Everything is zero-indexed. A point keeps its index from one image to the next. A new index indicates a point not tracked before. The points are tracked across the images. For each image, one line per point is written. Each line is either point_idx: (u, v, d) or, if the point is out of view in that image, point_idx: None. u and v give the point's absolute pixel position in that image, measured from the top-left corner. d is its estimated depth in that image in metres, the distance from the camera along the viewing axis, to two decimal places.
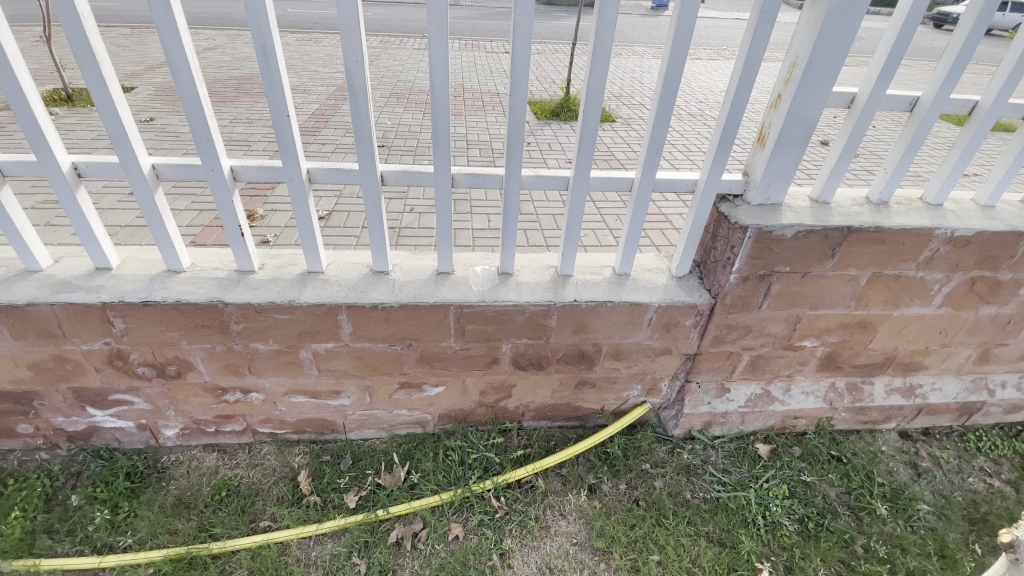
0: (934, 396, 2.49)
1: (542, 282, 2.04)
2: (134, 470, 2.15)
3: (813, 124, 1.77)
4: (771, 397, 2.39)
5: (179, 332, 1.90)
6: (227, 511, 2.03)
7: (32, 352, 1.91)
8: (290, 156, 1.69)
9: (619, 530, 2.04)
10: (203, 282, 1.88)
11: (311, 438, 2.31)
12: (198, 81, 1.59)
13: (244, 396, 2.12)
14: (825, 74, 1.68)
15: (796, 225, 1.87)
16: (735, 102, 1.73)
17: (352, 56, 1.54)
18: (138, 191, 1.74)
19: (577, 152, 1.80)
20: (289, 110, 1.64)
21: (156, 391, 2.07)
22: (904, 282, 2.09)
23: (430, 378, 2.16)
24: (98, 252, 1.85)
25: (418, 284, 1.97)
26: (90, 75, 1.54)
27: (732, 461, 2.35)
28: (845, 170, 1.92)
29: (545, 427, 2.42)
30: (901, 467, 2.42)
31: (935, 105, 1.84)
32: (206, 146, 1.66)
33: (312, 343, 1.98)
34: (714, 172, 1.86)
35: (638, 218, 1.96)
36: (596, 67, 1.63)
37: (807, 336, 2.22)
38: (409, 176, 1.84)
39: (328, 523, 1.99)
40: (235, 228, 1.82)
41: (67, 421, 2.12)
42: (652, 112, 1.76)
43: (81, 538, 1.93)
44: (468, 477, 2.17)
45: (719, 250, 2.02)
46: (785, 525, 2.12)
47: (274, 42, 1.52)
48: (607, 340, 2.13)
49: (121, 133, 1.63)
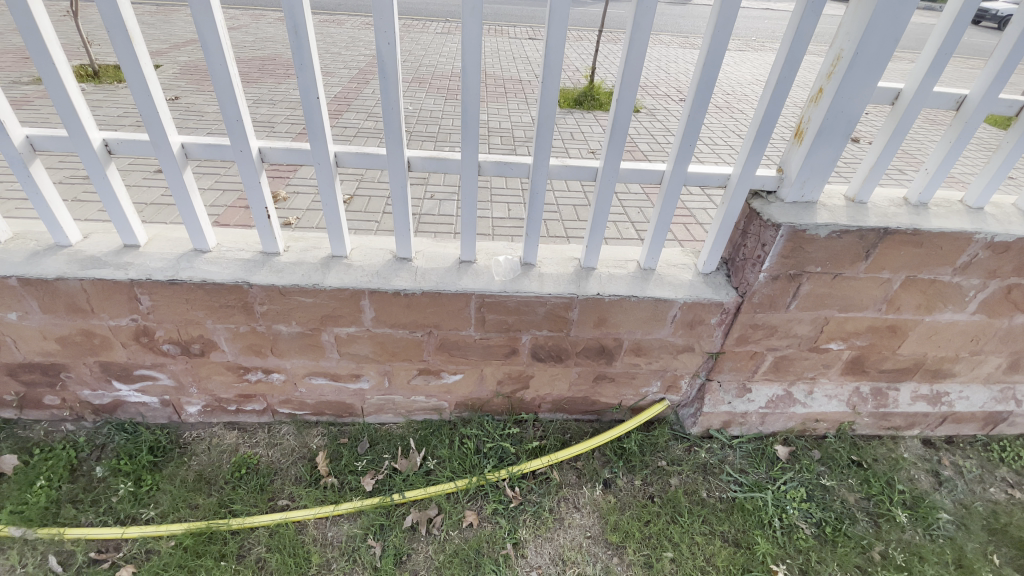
0: (960, 404, 2.43)
1: (565, 274, 2.01)
2: (157, 444, 2.19)
3: (855, 120, 1.71)
4: (793, 399, 2.35)
5: (204, 311, 1.91)
6: (246, 489, 2.06)
7: (61, 326, 1.94)
8: (318, 139, 1.68)
9: (633, 525, 2.03)
10: (228, 262, 1.89)
11: (329, 420, 2.33)
12: (229, 60, 1.58)
13: (266, 375, 2.14)
14: (871, 68, 1.61)
15: (831, 225, 1.82)
16: (774, 95, 1.67)
17: (383, 38, 1.52)
18: (167, 169, 1.75)
19: (607, 142, 1.75)
20: (318, 92, 1.63)
21: (180, 368, 2.10)
22: (939, 287, 2.03)
23: (449, 365, 2.16)
24: (126, 229, 1.86)
25: (440, 272, 1.96)
26: (123, 51, 1.53)
27: (750, 462, 2.32)
28: (885, 169, 1.85)
29: (560, 420, 2.42)
30: (923, 475, 2.37)
31: (982, 104, 1.76)
32: (236, 127, 1.66)
33: (334, 326, 1.99)
34: (748, 166, 1.81)
35: (667, 212, 1.92)
36: (632, 55, 1.58)
37: (833, 338, 2.17)
38: (435, 162, 1.81)
39: (344, 505, 2.01)
40: (261, 209, 1.82)
41: (93, 394, 2.17)
42: (687, 103, 1.71)
43: (105, 508, 1.98)
44: (483, 465, 2.17)
45: (749, 248, 1.97)
46: (802, 528, 2.09)
47: (306, 21, 1.50)
48: (628, 335, 2.11)
49: (151, 111, 1.63)
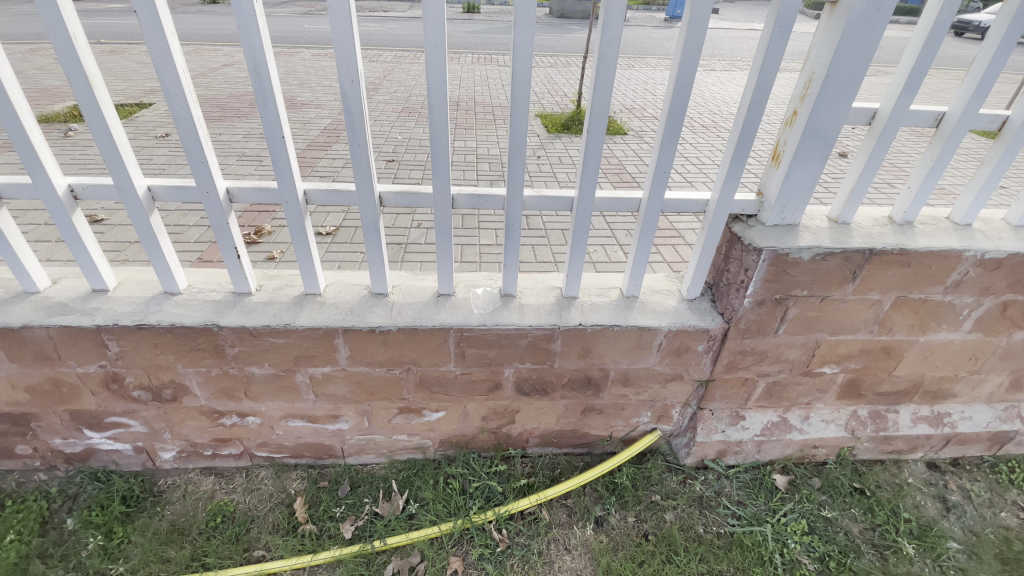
0: (963, 425, 2.34)
1: (545, 305, 1.96)
2: (130, 493, 2.10)
3: (831, 141, 1.68)
4: (789, 425, 2.27)
5: (174, 355, 1.86)
6: (221, 539, 1.97)
7: (28, 374, 1.88)
8: (285, 177, 1.66)
9: (626, 567, 1.93)
10: (198, 304, 1.84)
11: (309, 463, 2.26)
12: (192, 102, 1.57)
13: (242, 419, 2.08)
14: (844, 90, 1.59)
15: (814, 247, 1.78)
16: (747, 120, 1.65)
17: (347, 76, 1.51)
18: (133, 213, 1.71)
19: (582, 171, 1.73)
20: (284, 131, 1.61)
21: (153, 415, 2.03)
22: (931, 306, 1.97)
23: (430, 403, 2.10)
24: (94, 273, 1.82)
25: (417, 307, 1.91)
26: (84, 97, 1.52)
27: (747, 494, 2.23)
28: (867, 189, 1.81)
29: (550, 454, 2.33)
30: (929, 501, 2.28)
31: (962, 121, 1.72)
32: (201, 168, 1.64)
33: (308, 367, 1.93)
34: (726, 191, 1.78)
35: (647, 239, 1.88)
36: (601, 84, 1.56)
37: (827, 362, 2.10)
38: (408, 197, 1.77)
39: (322, 554, 1.92)
40: (230, 249, 1.78)
41: (65, 443, 2.09)
42: (660, 130, 1.69)
43: (73, 564, 1.87)
44: (469, 507, 2.09)
45: (732, 273, 1.92)
46: (804, 564, 2.00)
47: (267, 62, 1.49)
48: (613, 365, 2.04)
49: (115, 155, 1.60)
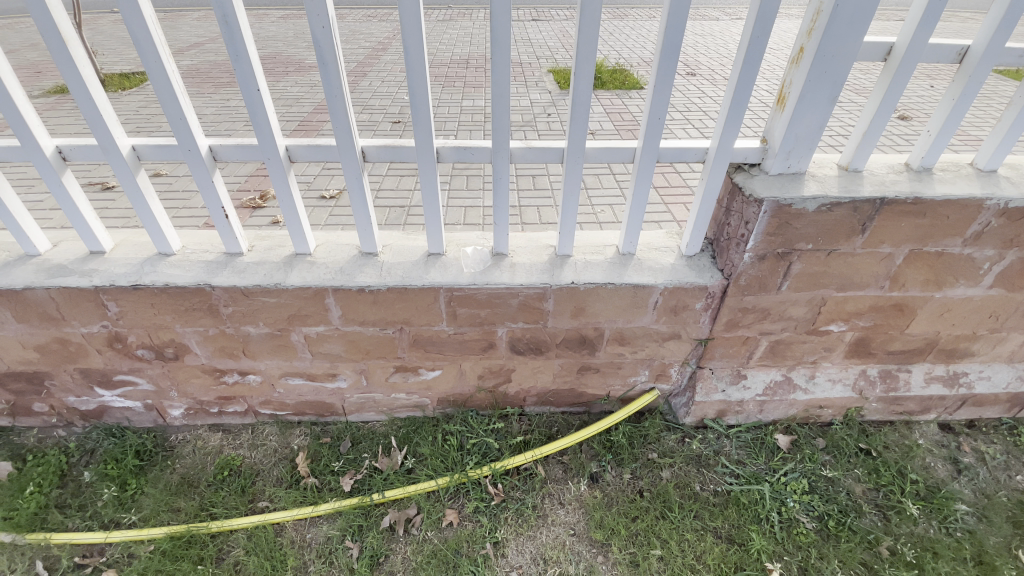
0: (980, 385, 2.25)
1: (538, 263, 1.91)
2: (143, 448, 2.20)
3: (841, 80, 1.55)
4: (793, 384, 2.21)
5: (172, 315, 1.90)
6: (228, 491, 2.06)
7: (36, 335, 1.95)
8: (264, 133, 1.62)
9: (619, 522, 1.95)
10: (191, 264, 1.86)
11: (311, 420, 2.31)
12: (165, 56, 1.52)
13: (243, 377, 2.12)
14: (856, 20, 1.45)
15: (819, 197, 1.67)
16: (748, 58, 1.52)
17: (318, 22, 1.44)
18: (120, 173, 1.71)
19: (570, 120, 1.64)
20: (259, 84, 1.56)
21: (158, 373, 2.09)
22: (947, 260, 1.86)
23: (425, 362, 2.10)
24: (90, 235, 1.85)
25: (407, 266, 1.89)
26: (59, 54, 1.49)
27: (748, 453, 2.20)
28: (881, 133, 1.68)
29: (547, 413, 2.33)
30: (939, 463, 2.21)
31: (988, 55, 1.56)
32: (181, 125, 1.61)
33: (302, 326, 1.95)
34: (726, 138, 1.67)
35: (642, 192, 1.80)
36: (586, 23, 1.46)
37: (833, 320, 2.02)
38: (391, 151, 1.72)
39: (323, 506, 1.98)
40: (218, 209, 1.78)
41: (79, 401, 2.18)
42: (653, 73, 1.58)
43: (90, 513, 1.98)
44: (465, 462, 2.11)
45: (733, 226, 1.83)
46: (802, 522, 1.98)
47: (235, 11, 1.43)
48: (609, 324, 2.00)
49: (94, 114, 1.58)
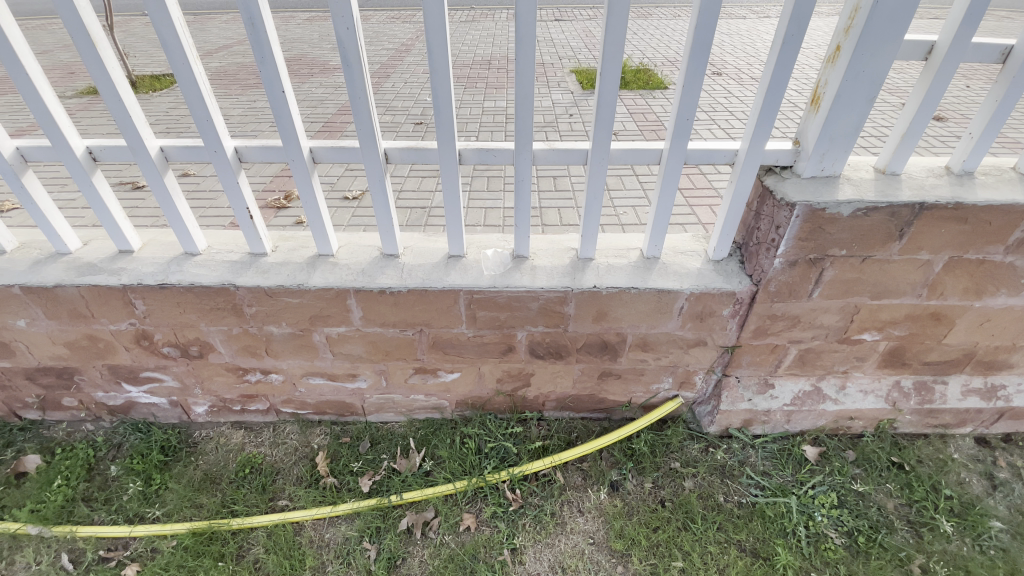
0: (1021, 399, 2.14)
1: (559, 267, 1.88)
2: (167, 443, 2.23)
3: (880, 80, 1.49)
4: (823, 395, 2.14)
5: (197, 314, 1.92)
6: (249, 489, 2.07)
7: (67, 331, 2.00)
8: (289, 135, 1.63)
9: (640, 532, 1.91)
10: (216, 264, 1.88)
11: (331, 420, 2.32)
12: (192, 59, 1.54)
13: (264, 376, 2.14)
14: (897, 17, 1.38)
15: (855, 202, 1.61)
16: (781, 57, 1.47)
17: (342, 23, 1.44)
18: (148, 174, 1.74)
19: (595, 121, 1.61)
20: (284, 86, 1.57)
21: (182, 370, 2.13)
22: (990, 268, 1.77)
23: (444, 364, 2.09)
24: (119, 235, 1.88)
25: (428, 268, 1.88)
26: (90, 57, 1.52)
27: (774, 464, 2.13)
28: (921, 135, 1.61)
29: (567, 418, 2.30)
30: (974, 479, 2.11)
31: None
32: (207, 127, 1.63)
33: (323, 327, 1.95)
34: (757, 140, 1.62)
35: (668, 195, 1.76)
36: (612, 23, 1.43)
37: (867, 328, 1.94)
38: (414, 153, 1.71)
39: (342, 506, 1.99)
40: (243, 210, 1.79)
41: (107, 396, 2.23)
42: (681, 72, 1.54)
43: (116, 507, 2.02)
44: (483, 466, 2.10)
45: (763, 231, 1.78)
46: (830, 537, 1.91)
47: (261, 13, 1.44)
48: (631, 330, 1.96)
49: (124, 116, 1.61)
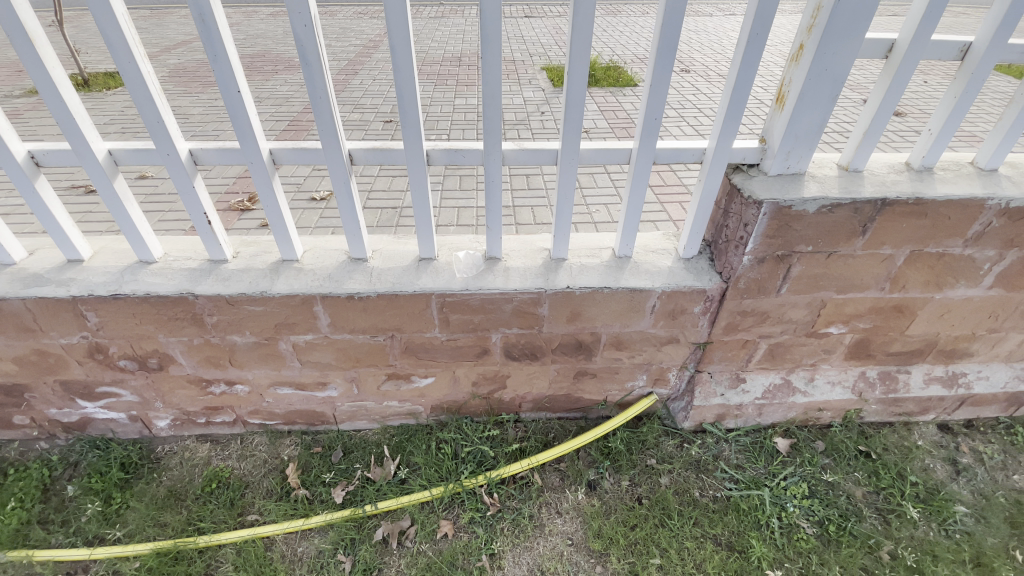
0: (979, 385, 2.23)
1: (532, 267, 1.86)
2: (128, 460, 2.13)
3: (841, 78, 1.51)
4: (792, 388, 2.18)
5: (154, 325, 1.83)
6: (216, 504, 2.00)
7: (14, 346, 1.88)
8: (246, 137, 1.56)
9: (617, 531, 1.91)
10: (174, 273, 1.80)
11: (302, 429, 2.25)
12: (140, 57, 1.45)
13: (230, 387, 2.07)
14: (857, 16, 1.40)
15: (820, 199, 1.64)
16: (746, 56, 1.47)
17: (299, 19, 1.38)
18: (96, 179, 1.64)
19: (565, 120, 1.59)
20: (240, 85, 1.50)
21: (141, 384, 2.03)
22: (948, 261, 1.83)
23: (418, 369, 2.05)
24: (68, 244, 1.78)
25: (398, 272, 1.83)
26: (26, 55, 1.42)
27: (746, 457, 2.17)
28: (882, 132, 1.64)
29: (544, 419, 2.29)
30: (938, 464, 2.19)
31: (990, 52, 1.52)
32: (158, 129, 1.54)
33: (290, 334, 1.89)
34: (724, 139, 1.63)
35: (638, 194, 1.75)
36: (579, 22, 1.41)
37: (833, 322, 1.99)
38: (379, 154, 1.67)
39: (315, 519, 1.93)
40: (200, 215, 1.71)
41: (61, 413, 2.11)
42: (649, 71, 1.53)
43: (74, 529, 1.92)
44: (460, 471, 2.07)
45: (731, 229, 1.79)
46: (802, 527, 1.95)
47: (212, 8, 1.37)
48: (605, 329, 1.96)
49: (68, 118, 1.51)
